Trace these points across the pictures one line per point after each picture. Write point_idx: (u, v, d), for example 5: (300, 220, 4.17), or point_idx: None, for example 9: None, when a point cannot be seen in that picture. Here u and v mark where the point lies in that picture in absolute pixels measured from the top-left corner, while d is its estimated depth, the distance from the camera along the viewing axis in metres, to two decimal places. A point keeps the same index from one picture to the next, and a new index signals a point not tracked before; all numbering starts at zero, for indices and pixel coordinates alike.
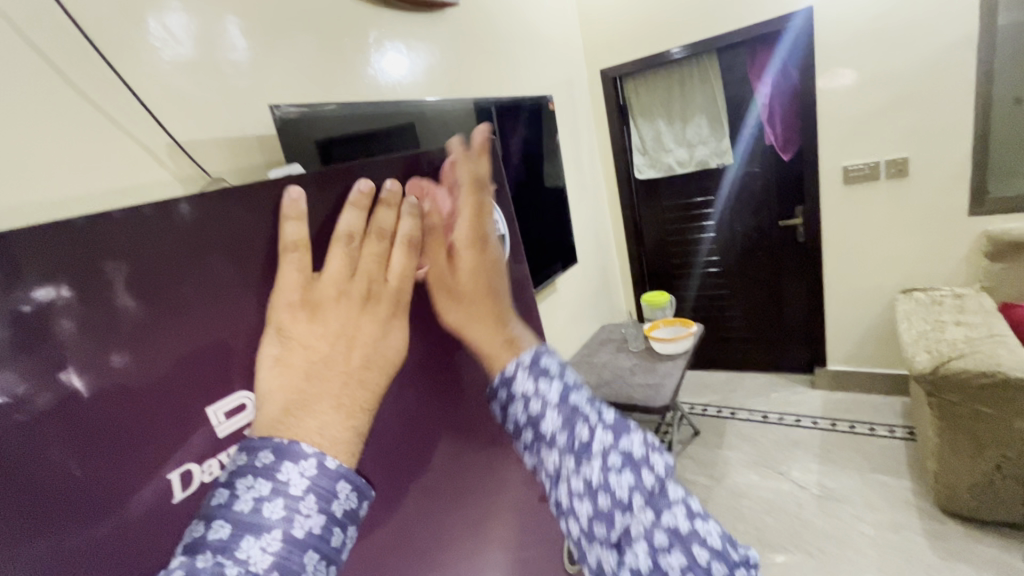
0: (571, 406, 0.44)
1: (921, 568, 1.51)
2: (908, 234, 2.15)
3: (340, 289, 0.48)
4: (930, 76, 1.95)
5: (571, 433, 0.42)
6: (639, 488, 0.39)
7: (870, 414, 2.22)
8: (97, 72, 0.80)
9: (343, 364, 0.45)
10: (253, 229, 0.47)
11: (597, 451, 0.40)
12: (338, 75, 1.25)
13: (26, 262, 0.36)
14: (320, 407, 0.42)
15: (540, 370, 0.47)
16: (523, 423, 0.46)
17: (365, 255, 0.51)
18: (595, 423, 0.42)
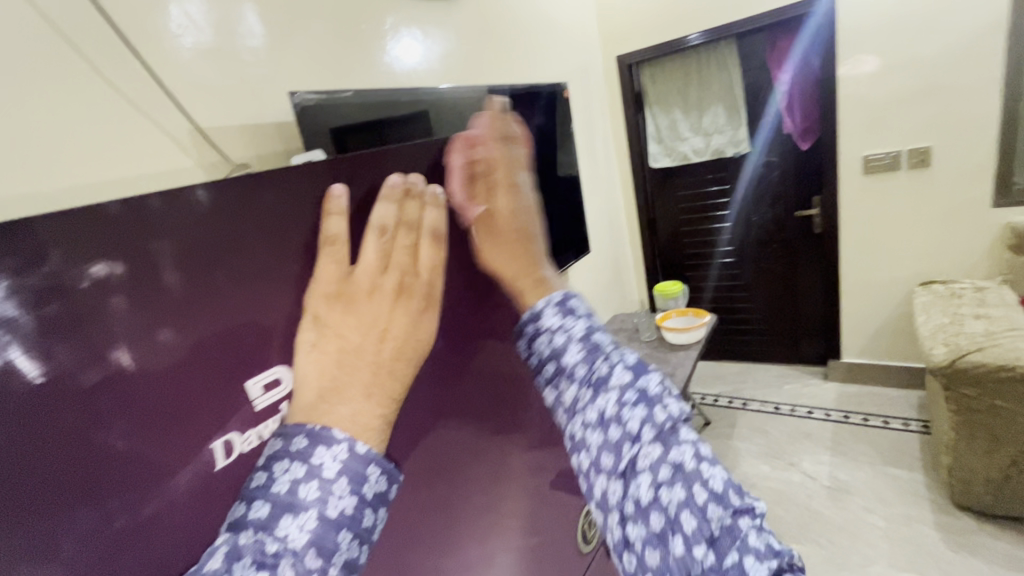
0: (594, 343, 0.42)
1: (932, 561, 1.51)
2: (929, 226, 2.11)
3: (374, 282, 0.44)
4: (957, 64, 1.90)
5: (591, 367, 0.40)
6: (650, 422, 0.37)
7: (884, 407, 2.20)
8: (121, 59, 0.81)
9: (375, 355, 0.41)
10: (289, 212, 0.48)
11: (613, 384, 0.39)
12: (354, 62, 1.26)
13: (76, 240, 0.37)
14: (351, 392, 0.39)
15: (568, 307, 0.44)
16: (544, 358, 0.43)
17: (401, 245, 0.47)
18: (616, 362, 0.40)
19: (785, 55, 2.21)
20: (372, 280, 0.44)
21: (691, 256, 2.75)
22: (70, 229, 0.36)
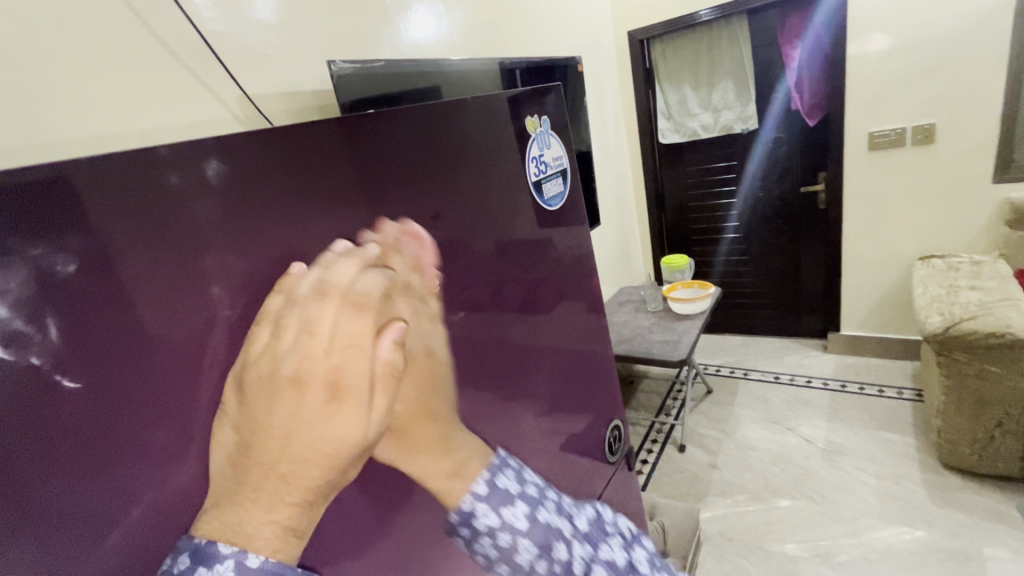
0: (549, 522, 0.55)
1: (916, 514, 1.62)
2: (930, 203, 2.16)
3: (287, 407, 0.40)
4: (964, 42, 1.93)
5: (550, 559, 0.51)
6: None
7: (880, 376, 2.30)
8: (179, 26, 0.88)
9: (273, 512, 0.39)
10: (293, 183, 0.43)
11: (588, 572, 0.53)
12: (379, 34, 1.32)
13: (106, 187, 0.34)
14: (249, 565, 0.38)
15: (502, 481, 0.54)
16: (493, 557, 0.51)
17: (328, 338, 0.41)
18: (577, 545, 0.53)
19: (799, 31, 2.20)
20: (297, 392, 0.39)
21: (697, 232, 2.82)
22: (105, 170, 0.34)
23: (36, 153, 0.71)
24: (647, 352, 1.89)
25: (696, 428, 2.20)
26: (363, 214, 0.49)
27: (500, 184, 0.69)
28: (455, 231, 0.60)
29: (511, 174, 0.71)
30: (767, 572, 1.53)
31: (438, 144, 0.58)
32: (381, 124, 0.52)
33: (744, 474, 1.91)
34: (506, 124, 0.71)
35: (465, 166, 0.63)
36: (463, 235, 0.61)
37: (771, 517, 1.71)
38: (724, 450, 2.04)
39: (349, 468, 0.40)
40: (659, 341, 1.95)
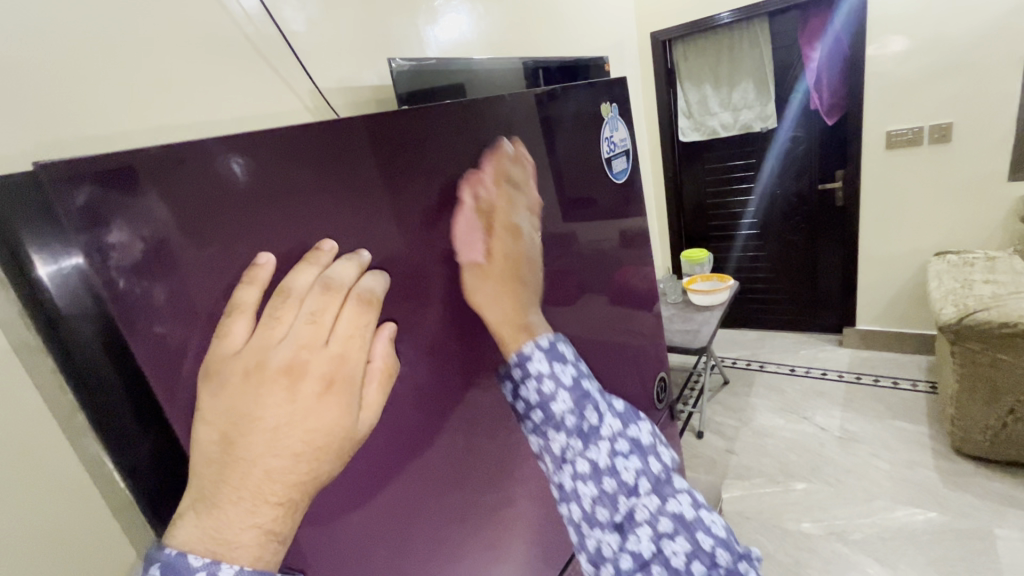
0: (583, 392, 0.57)
1: (929, 497, 1.68)
2: (947, 200, 2.22)
3: (260, 358, 0.41)
4: (982, 44, 1.99)
5: (580, 416, 0.56)
6: (644, 473, 0.55)
7: (895, 369, 2.36)
8: (268, 31, 0.97)
9: (245, 455, 0.39)
10: (313, 176, 0.45)
11: (604, 434, 0.55)
12: (426, 35, 1.41)
13: (168, 189, 0.38)
14: (223, 503, 0.39)
15: (556, 353, 0.59)
16: (535, 404, 0.58)
17: (292, 309, 0.43)
18: (602, 410, 0.57)
19: (818, 30, 2.28)
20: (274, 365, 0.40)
21: (714, 228, 2.89)
22: (173, 170, 0.38)
23: None
24: (670, 340, 1.97)
25: (714, 416, 2.27)
26: (376, 199, 0.49)
27: (531, 185, 0.72)
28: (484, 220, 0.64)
29: (547, 184, 0.76)
30: (784, 548, 1.61)
31: (463, 131, 0.59)
32: (416, 114, 0.53)
33: (761, 459, 1.98)
34: (535, 119, 0.73)
35: (497, 164, 0.66)
36: (481, 227, 0.61)
37: (788, 498, 1.78)
38: (741, 437, 2.11)
39: (319, 424, 0.42)
40: (680, 330, 2.03)
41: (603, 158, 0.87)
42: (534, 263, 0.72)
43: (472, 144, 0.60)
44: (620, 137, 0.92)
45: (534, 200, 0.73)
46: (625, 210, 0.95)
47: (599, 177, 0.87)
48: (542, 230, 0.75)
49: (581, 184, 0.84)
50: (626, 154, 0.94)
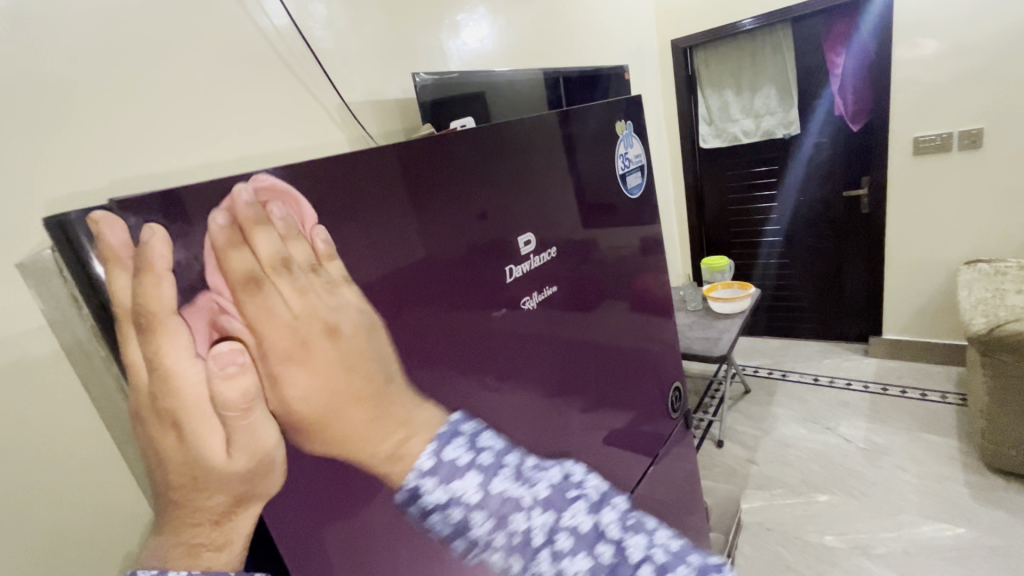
0: (496, 505, 0.58)
1: (958, 512, 1.64)
2: (979, 207, 2.16)
3: (155, 397, 0.42)
4: (1013, 48, 1.95)
5: (505, 531, 0.58)
6: (589, 570, 0.59)
7: (924, 380, 2.30)
8: (303, 55, 1.06)
9: (181, 483, 0.44)
10: (336, 195, 0.48)
11: (543, 547, 0.59)
12: (449, 47, 1.45)
13: (209, 208, 0.42)
14: (184, 519, 0.45)
15: (453, 465, 0.58)
16: (454, 532, 0.56)
17: (152, 344, 0.41)
18: (526, 520, 0.59)
19: (843, 36, 2.27)
20: (245, 399, 0.44)
21: (736, 235, 2.87)
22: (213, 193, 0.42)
23: (197, 158, 0.88)
24: (690, 348, 1.96)
25: (735, 426, 2.25)
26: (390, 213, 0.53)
27: (549, 200, 0.75)
28: (499, 231, 0.66)
29: (566, 197, 0.78)
30: (805, 560, 1.59)
31: (480, 152, 0.64)
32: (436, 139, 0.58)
33: (782, 470, 1.95)
34: (553, 134, 0.76)
35: (516, 178, 0.69)
36: (494, 233, 0.65)
37: (810, 510, 1.76)
38: (763, 447, 2.09)
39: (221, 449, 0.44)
40: (700, 338, 2.02)
41: (620, 173, 0.89)
42: (551, 275, 0.75)
43: (485, 159, 0.64)
44: (637, 150, 0.94)
45: (552, 215, 0.75)
46: (644, 221, 0.96)
47: (616, 190, 0.89)
48: (559, 246, 0.77)
49: (599, 199, 0.85)
50: (645, 167, 0.96)
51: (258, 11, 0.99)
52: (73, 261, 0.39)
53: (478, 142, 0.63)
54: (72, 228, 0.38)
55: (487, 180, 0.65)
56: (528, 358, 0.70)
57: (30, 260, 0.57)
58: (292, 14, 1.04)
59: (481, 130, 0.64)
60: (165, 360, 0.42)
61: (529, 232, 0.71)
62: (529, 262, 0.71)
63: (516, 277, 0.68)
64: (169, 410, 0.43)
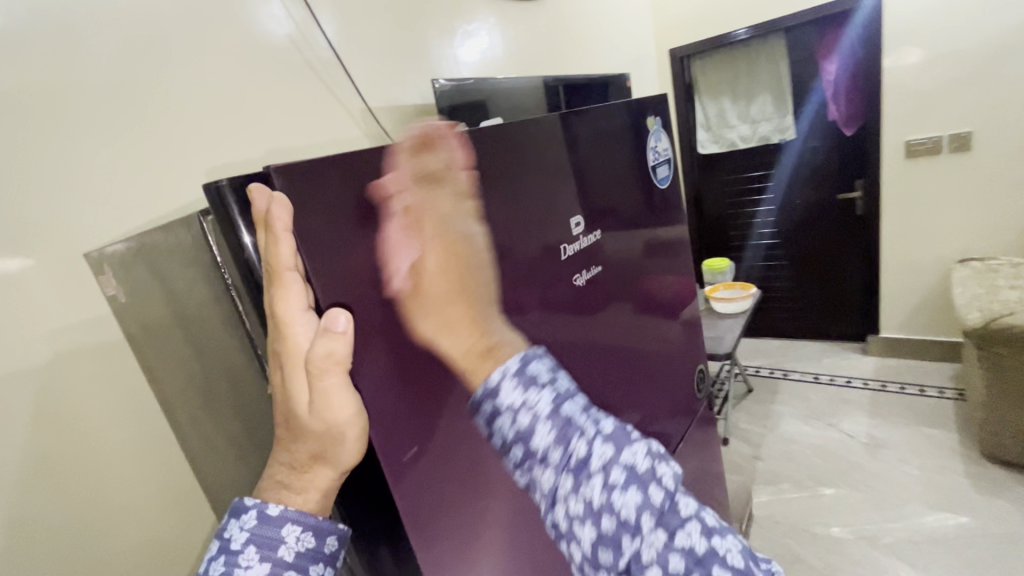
0: (565, 416, 0.39)
1: (960, 502, 1.68)
2: (969, 208, 2.23)
3: (283, 349, 0.44)
4: (997, 55, 2.03)
5: (566, 447, 0.38)
6: (647, 508, 0.36)
7: (921, 376, 2.35)
8: (330, 64, 1.12)
9: (294, 434, 0.46)
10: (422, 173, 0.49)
11: (596, 467, 0.37)
12: (463, 56, 1.51)
13: (326, 187, 0.42)
14: (283, 465, 0.46)
15: (529, 373, 0.41)
16: (508, 441, 0.40)
17: (281, 296, 0.42)
18: (593, 435, 0.38)
19: (834, 44, 2.35)
20: (327, 364, 0.43)
21: (735, 238, 2.92)
22: (333, 173, 0.43)
23: None
24: None
25: (739, 424, 2.29)
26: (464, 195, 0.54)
27: (593, 190, 0.77)
28: (548, 216, 0.68)
29: (612, 182, 0.81)
30: (814, 551, 1.62)
31: (533, 143, 0.66)
32: (497, 129, 0.60)
33: (788, 465, 1.99)
34: (599, 124, 0.79)
35: (564, 168, 0.71)
36: (543, 217, 0.67)
37: (816, 503, 1.79)
38: (767, 444, 2.13)
39: (333, 406, 0.44)
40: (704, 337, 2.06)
41: (649, 168, 0.90)
42: (595, 257, 0.78)
43: (540, 150, 0.67)
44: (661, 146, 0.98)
45: (596, 202, 0.78)
46: (676, 213, 1.00)
47: None
48: (601, 232, 0.80)
49: (631, 193, 0.87)
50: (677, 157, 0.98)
51: (288, 21, 1.04)
52: (226, 223, 0.43)
53: (534, 134, 0.66)
54: (227, 193, 0.42)
55: (539, 169, 0.67)
56: (572, 337, 0.73)
57: (123, 251, 0.61)
58: (320, 23, 1.10)
59: (536, 122, 0.67)
60: (284, 313, 0.43)
61: (541, 246, 0.66)
62: (577, 243, 0.73)
63: (563, 261, 0.70)
64: (292, 358, 0.44)
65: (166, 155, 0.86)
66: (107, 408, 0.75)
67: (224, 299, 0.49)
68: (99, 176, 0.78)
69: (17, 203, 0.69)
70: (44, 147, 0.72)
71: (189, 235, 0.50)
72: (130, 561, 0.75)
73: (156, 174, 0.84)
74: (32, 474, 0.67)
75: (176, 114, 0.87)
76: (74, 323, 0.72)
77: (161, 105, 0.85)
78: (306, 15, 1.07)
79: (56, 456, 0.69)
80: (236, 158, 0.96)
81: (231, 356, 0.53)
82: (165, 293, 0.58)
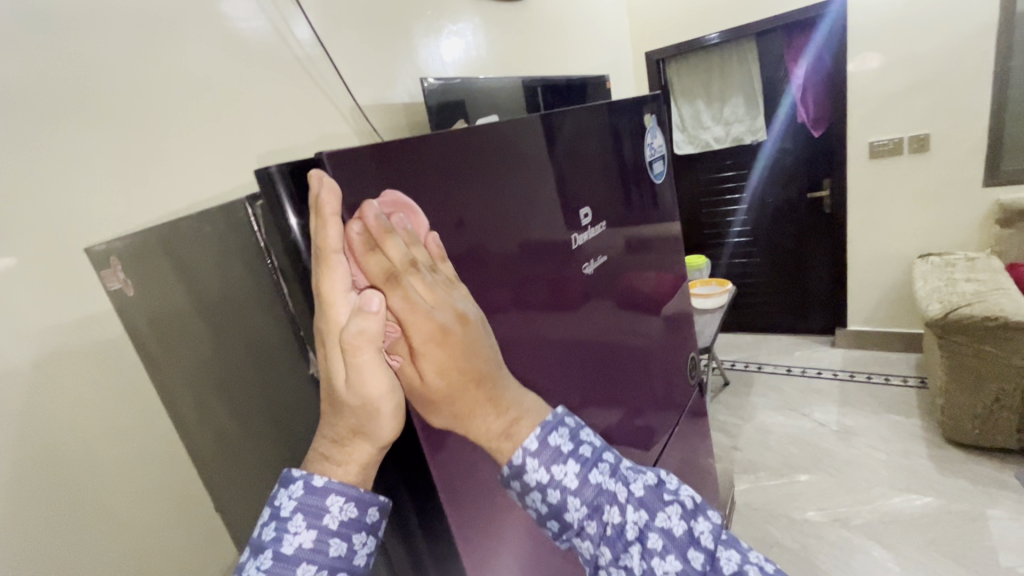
0: (596, 489, 0.42)
1: (925, 483, 1.78)
2: (927, 206, 2.36)
3: (327, 330, 0.45)
4: (950, 62, 2.16)
5: (600, 521, 0.41)
6: (687, 573, 0.39)
7: (886, 366, 2.47)
8: (321, 62, 1.12)
9: (337, 410, 0.47)
10: (443, 163, 0.51)
11: (633, 535, 0.40)
12: (449, 55, 1.53)
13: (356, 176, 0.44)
14: (326, 438, 0.48)
15: (555, 439, 0.43)
16: (544, 514, 0.43)
17: (325, 275, 0.44)
18: (625, 503, 0.41)
19: (802, 49, 2.45)
20: (361, 341, 0.44)
21: (710, 237, 3.01)
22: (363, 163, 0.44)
23: None
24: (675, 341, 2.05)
25: (717, 416, 2.36)
26: (481, 184, 0.56)
27: (596, 182, 0.79)
28: (556, 206, 0.69)
29: (612, 177, 0.84)
30: (791, 534, 1.69)
31: (541, 136, 0.67)
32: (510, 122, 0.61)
33: (765, 454, 2.07)
34: (602, 118, 0.81)
35: (570, 161, 0.73)
36: (553, 207, 0.68)
37: (792, 489, 1.87)
38: (745, 434, 2.20)
39: (369, 382, 0.45)
40: None
41: (646, 161, 0.92)
42: (599, 245, 0.79)
43: (547, 143, 0.68)
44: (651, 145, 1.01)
45: (601, 194, 0.80)
46: (670, 207, 1.02)
47: None
48: (606, 223, 0.81)
49: (620, 190, 0.86)
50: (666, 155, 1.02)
51: (278, 17, 1.04)
52: (272, 205, 0.44)
53: (540, 128, 0.67)
54: (276, 178, 0.43)
55: (548, 161, 0.68)
56: (582, 325, 0.74)
57: (137, 245, 0.61)
58: (311, 21, 1.10)
59: (543, 115, 0.68)
60: (328, 292, 0.44)
61: (520, 246, 0.61)
62: (586, 233, 0.75)
63: (573, 250, 0.71)
64: (333, 338, 0.45)
65: (159, 151, 0.85)
66: (108, 405, 0.74)
67: (266, 281, 0.50)
68: (91, 172, 0.77)
69: (10, 198, 0.68)
70: (35, 142, 0.71)
71: (218, 224, 0.52)
72: (127, 562, 0.74)
73: (148, 169, 0.83)
74: (30, 472, 0.66)
75: (169, 111, 0.87)
76: (74, 320, 0.72)
77: (154, 101, 0.85)
78: (298, 14, 1.07)
79: (56, 455, 0.68)
80: (228, 154, 0.95)
81: (266, 340, 0.54)
82: (185, 285, 0.58)
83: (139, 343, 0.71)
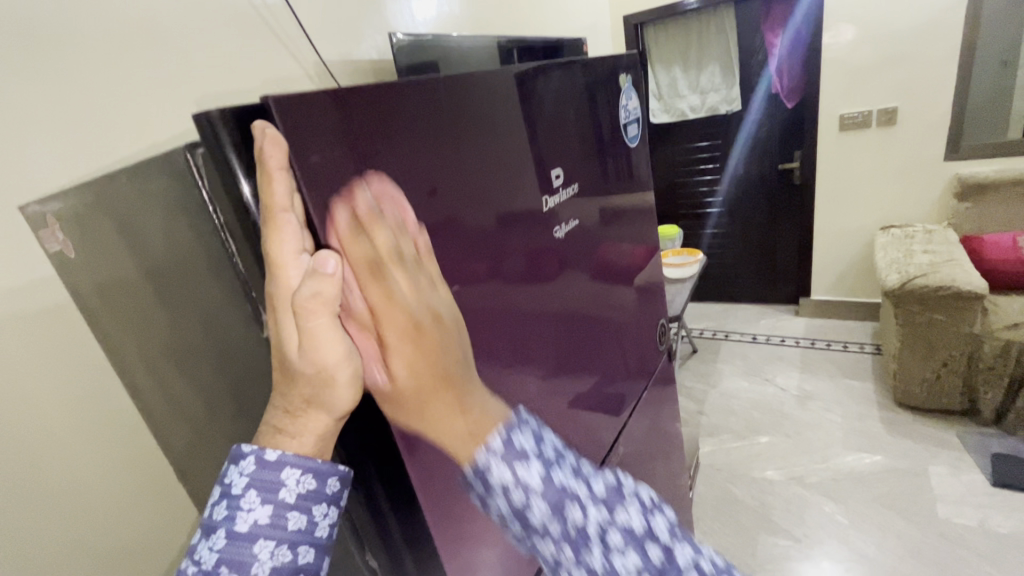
0: (558, 490, 0.43)
1: (875, 443, 1.88)
2: (891, 179, 2.42)
3: (280, 296, 0.44)
4: (921, 35, 2.18)
5: (562, 520, 0.42)
6: (645, 565, 0.40)
7: (844, 334, 2.58)
8: (283, 14, 1.05)
9: (288, 379, 0.45)
10: (408, 114, 0.48)
11: (593, 530, 0.41)
12: (420, 11, 1.45)
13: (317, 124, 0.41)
14: (280, 408, 0.46)
15: (518, 443, 0.45)
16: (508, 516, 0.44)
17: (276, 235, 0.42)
18: (586, 502, 0.42)
19: (783, 18, 2.41)
20: (316, 305, 0.43)
21: (684, 207, 3.04)
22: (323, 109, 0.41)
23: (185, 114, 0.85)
24: None
25: (685, 382, 2.43)
26: (450, 137, 0.53)
27: (571, 143, 0.77)
28: (528, 166, 0.66)
29: (587, 141, 0.82)
30: (751, 492, 1.78)
31: (515, 92, 0.64)
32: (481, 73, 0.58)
33: (728, 417, 2.15)
34: (577, 79, 0.79)
35: (545, 121, 0.71)
36: (527, 167, 0.66)
37: (753, 451, 1.95)
38: (711, 399, 2.28)
39: (322, 350, 0.44)
40: None
41: (621, 125, 0.90)
42: (573, 210, 0.78)
43: (521, 98, 0.65)
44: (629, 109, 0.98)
45: (576, 157, 0.79)
46: (645, 173, 1.01)
47: None
48: (579, 188, 0.79)
49: (596, 159, 0.84)
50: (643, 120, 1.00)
51: None
52: (216, 156, 0.41)
53: (514, 82, 0.64)
54: (218, 124, 0.40)
55: (521, 118, 0.65)
56: (554, 290, 0.73)
57: (79, 203, 0.57)
58: None
59: (518, 69, 0.65)
60: (279, 255, 0.42)
61: (493, 208, 0.59)
62: (558, 196, 0.73)
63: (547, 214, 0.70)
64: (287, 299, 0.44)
65: (105, 103, 0.79)
66: (57, 374, 0.70)
67: (213, 243, 0.47)
68: (29, 123, 0.70)
69: None
70: None
71: (164, 182, 0.48)
72: (83, 533, 0.72)
73: (93, 123, 0.77)
74: None
75: (114, 58, 0.80)
76: (16, 286, 0.67)
77: (99, 49, 0.78)
78: None
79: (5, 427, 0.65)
80: (183, 110, 0.89)
81: (221, 303, 0.52)
82: (130, 247, 0.54)
83: (92, 311, 0.67)
